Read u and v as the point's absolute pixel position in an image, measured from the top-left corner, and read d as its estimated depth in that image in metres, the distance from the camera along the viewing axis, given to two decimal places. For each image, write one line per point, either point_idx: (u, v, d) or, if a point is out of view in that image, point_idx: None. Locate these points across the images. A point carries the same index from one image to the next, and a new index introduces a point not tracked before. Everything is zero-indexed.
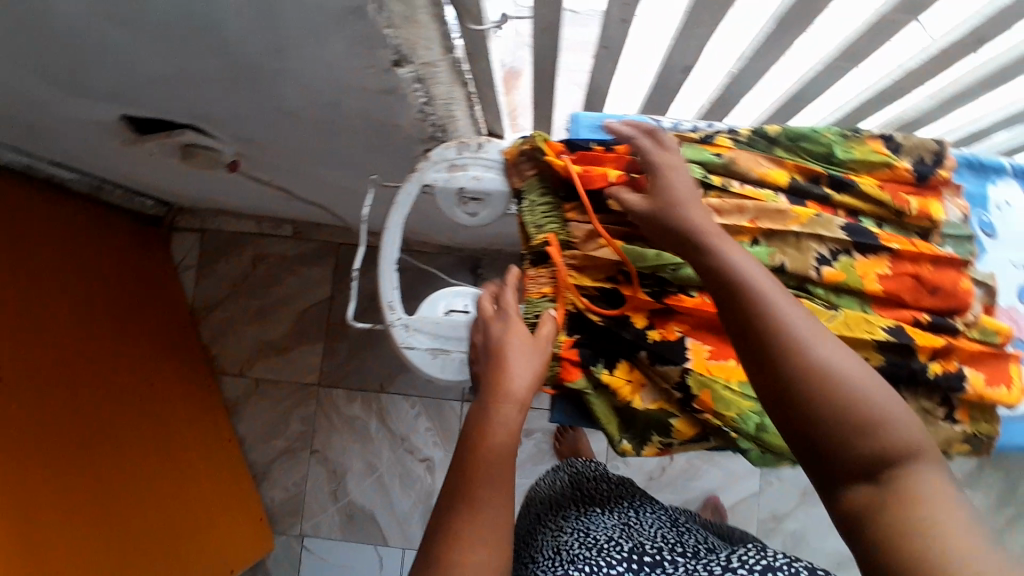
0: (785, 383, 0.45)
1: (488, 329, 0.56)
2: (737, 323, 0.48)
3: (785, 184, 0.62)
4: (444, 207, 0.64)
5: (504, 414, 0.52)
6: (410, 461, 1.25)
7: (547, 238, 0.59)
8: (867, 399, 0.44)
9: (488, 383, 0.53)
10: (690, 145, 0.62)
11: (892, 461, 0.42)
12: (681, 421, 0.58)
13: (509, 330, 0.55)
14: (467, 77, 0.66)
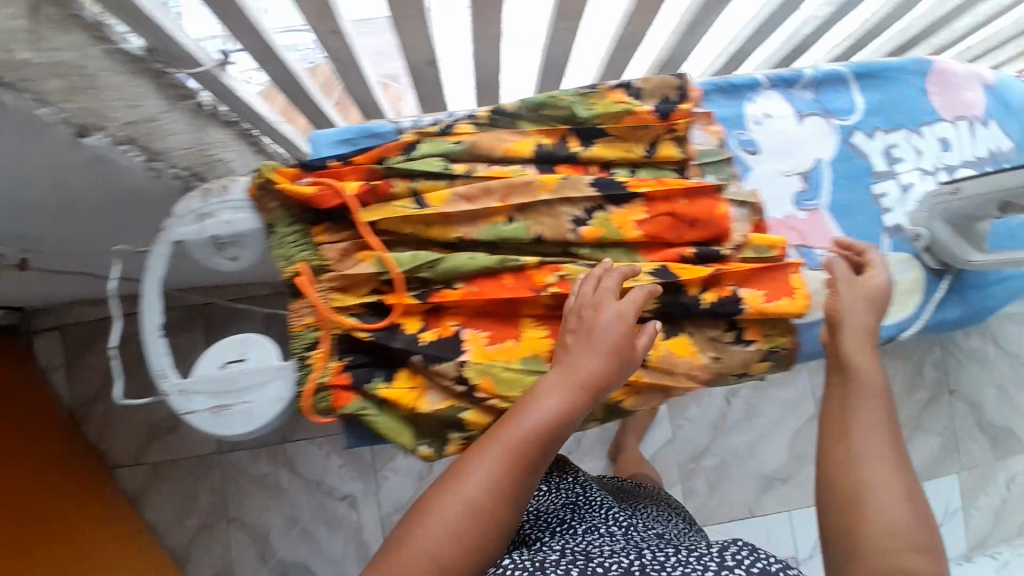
0: (861, 441, 0.52)
1: (600, 302, 0.54)
2: (848, 402, 0.55)
3: (533, 153, 0.62)
4: (201, 258, 0.61)
5: (541, 404, 0.50)
6: (331, 502, 1.23)
7: (299, 268, 0.57)
8: (878, 428, 0.53)
9: (562, 367, 0.51)
10: (428, 138, 0.61)
11: (869, 480, 0.50)
12: (472, 413, 0.58)
13: (622, 312, 0.53)
14: (237, 119, 0.70)
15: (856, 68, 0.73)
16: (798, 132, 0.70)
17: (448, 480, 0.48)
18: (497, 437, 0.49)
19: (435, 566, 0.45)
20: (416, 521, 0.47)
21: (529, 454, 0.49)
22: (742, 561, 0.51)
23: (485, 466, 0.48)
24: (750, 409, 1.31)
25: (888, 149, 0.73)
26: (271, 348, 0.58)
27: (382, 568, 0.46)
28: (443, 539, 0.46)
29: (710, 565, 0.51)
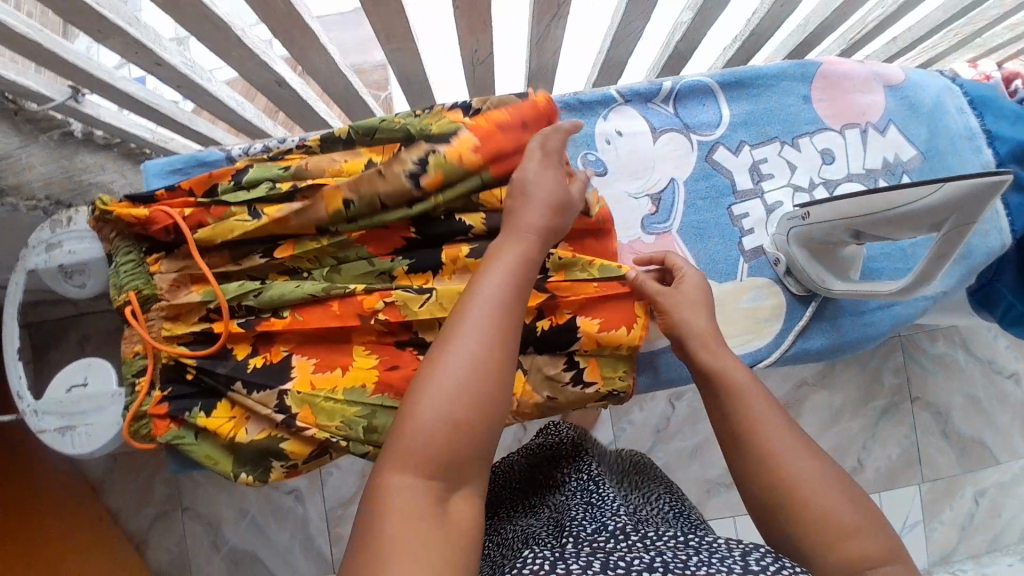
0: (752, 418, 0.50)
1: (542, 186, 0.57)
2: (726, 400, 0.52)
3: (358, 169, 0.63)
4: (53, 285, 0.65)
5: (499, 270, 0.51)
6: (279, 495, 1.29)
7: (129, 297, 0.58)
8: (777, 422, 0.49)
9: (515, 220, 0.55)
10: (257, 164, 0.62)
11: (799, 476, 0.46)
12: (291, 443, 0.59)
13: (562, 197, 0.57)
14: (116, 142, 0.74)
15: (724, 78, 0.71)
16: (653, 151, 0.69)
17: (437, 349, 0.46)
18: (465, 303, 0.48)
19: (452, 421, 0.43)
20: (419, 391, 0.44)
21: (510, 298, 0.49)
22: (768, 567, 0.43)
23: (472, 322, 0.47)
24: (694, 412, 1.33)
25: (756, 165, 0.71)
26: (112, 370, 0.63)
27: (395, 452, 0.42)
28: (459, 388, 0.44)
29: (735, 567, 0.44)
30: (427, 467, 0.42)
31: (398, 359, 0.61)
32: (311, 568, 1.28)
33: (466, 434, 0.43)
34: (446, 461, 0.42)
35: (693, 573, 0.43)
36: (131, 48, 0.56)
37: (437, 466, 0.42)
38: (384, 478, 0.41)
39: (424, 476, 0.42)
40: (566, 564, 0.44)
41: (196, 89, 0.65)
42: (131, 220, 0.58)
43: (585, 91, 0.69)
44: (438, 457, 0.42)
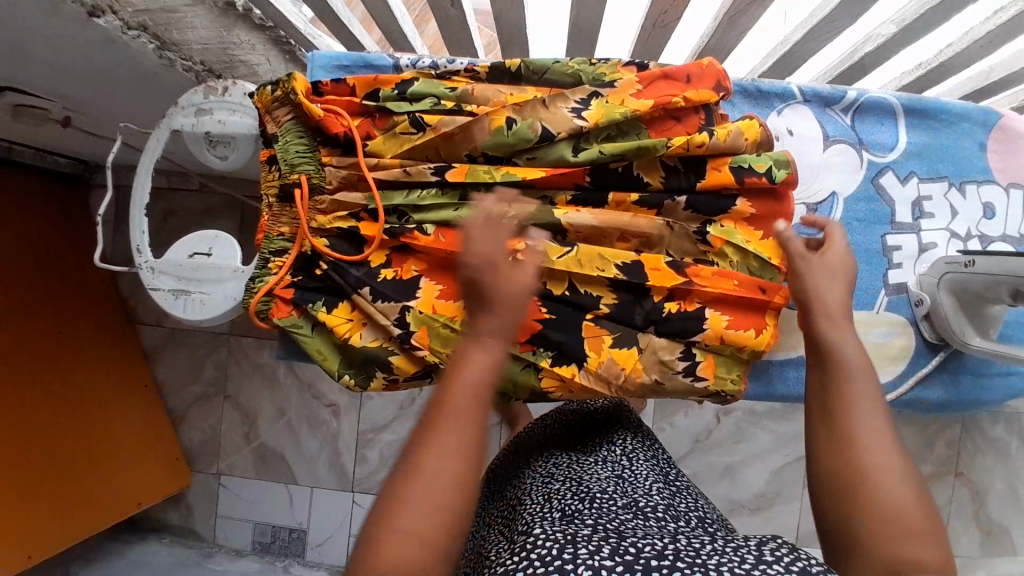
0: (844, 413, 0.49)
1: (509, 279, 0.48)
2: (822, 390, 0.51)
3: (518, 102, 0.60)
4: (196, 151, 0.66)
5: (475, 358, 0.45)
6: (317, 406, 1.31)
7: (300, 179, 0.59)
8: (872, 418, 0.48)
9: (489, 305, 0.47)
10: (424, 78, 0.60)
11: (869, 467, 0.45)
12: (400, 358, 0.60)
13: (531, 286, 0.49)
14: (270, 26, 0.72)
15: (910, 103, 0.67)
16: (820, 159, 0.66)
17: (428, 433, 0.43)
18: (450, 385, 0.44)
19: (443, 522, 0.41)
20: (413, 474, 0.41)
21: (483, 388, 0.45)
22: (782, 558, 0.41)
23: (460, 410, 0.43)
24: (739, 432, 1.31)
25: (919, 200, 0.67)
26: (236, 248, 0.63)
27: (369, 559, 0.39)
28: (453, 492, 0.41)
29: (747, 557, 0.42)
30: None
31: None
32: (331, 481, 1.31)
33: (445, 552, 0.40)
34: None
35: (703, 562, 0.42)
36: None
37: (418, 571, 0.39)
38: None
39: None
40: (575, 548, 0.44)
41: None
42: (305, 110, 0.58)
43: (765, 81, 0.66)
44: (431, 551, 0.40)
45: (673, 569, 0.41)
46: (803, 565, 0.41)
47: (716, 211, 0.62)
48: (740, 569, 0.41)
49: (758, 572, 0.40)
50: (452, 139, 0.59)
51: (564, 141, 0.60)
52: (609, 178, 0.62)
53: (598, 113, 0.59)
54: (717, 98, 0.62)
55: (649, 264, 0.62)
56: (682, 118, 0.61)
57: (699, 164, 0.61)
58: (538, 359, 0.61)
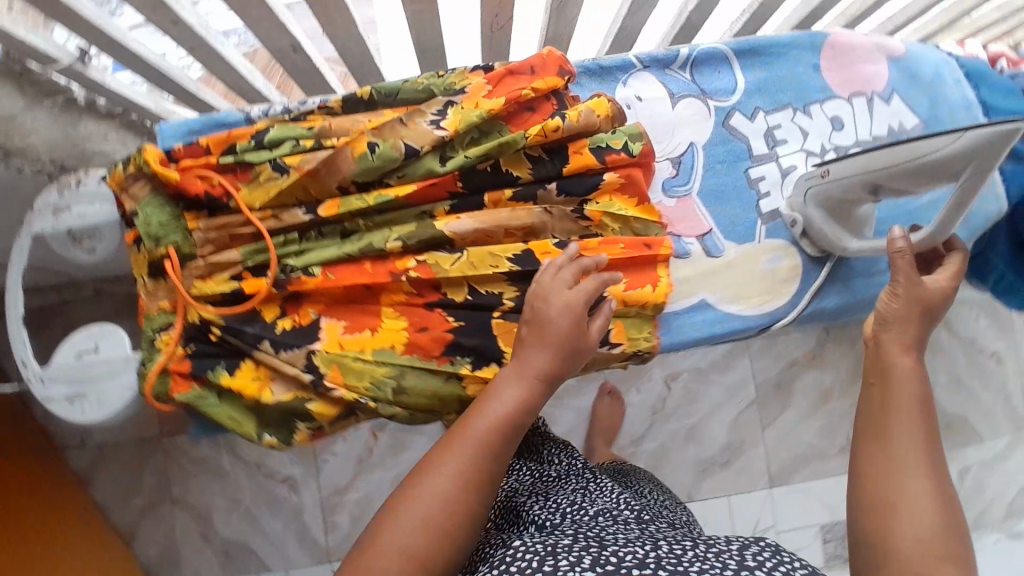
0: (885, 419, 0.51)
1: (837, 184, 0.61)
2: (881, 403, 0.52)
3: (377, 125, 0.61)
4: (63, 250, 0.64)
5: (501, 394, 0.53)
6: (272, 484, 1.26)
7: (168, 252, 0.58)
8: (923, 459, 0.48)
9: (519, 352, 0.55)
10: (279, 124, 0.61)
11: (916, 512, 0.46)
12: (318, 404, 0.59)
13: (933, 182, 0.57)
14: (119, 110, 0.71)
15: (739, 46, 0.73)
16: (673, 116, 0.70)
17: (419, 473, 0.50)
18: (469, 418, 0.52)
19: (413, 562, 0.47)
20: (398, 507, 0.49)
21: (507, 439, 0.52)
22: (763, 564, 0.49)
23: (477, 444, 0.51)
24: (690, 393, 1.34)
25: (770, 131, 0.73)
26: (123, 336, 0.60)
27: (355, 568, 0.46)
28: (418, 530, 0.47)
29: (731, 562, 0.49)
30: None
31: (426, 318, 0.62)
32: (307, 557, 1.25)
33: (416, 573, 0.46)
34: None
35: (684, 569, 0.48)
36: (149, 2, 0.53)
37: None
38: None
39: None
40: (555, 560, 0.48)
41: (209, 49, 0.63)
42: (163, 178, 0.58)
43: (604, 58, 0.70)
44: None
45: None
46: (784, 571, 0.48)
47: (589, 188, 0.64)
48: (724, 574, 0.47)
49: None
50: (318, 175, 0.60)
51: (429, 154, 0.61)
52: (480, 179, 0.63)
53: (457, 121, 0.61)
54: (564, 83, 0.65)
55: (540, 248, 0.63)
56: (536, 107, 0.64)
57: (562, 150, 0.64)
58: (458, 367, 0.62)
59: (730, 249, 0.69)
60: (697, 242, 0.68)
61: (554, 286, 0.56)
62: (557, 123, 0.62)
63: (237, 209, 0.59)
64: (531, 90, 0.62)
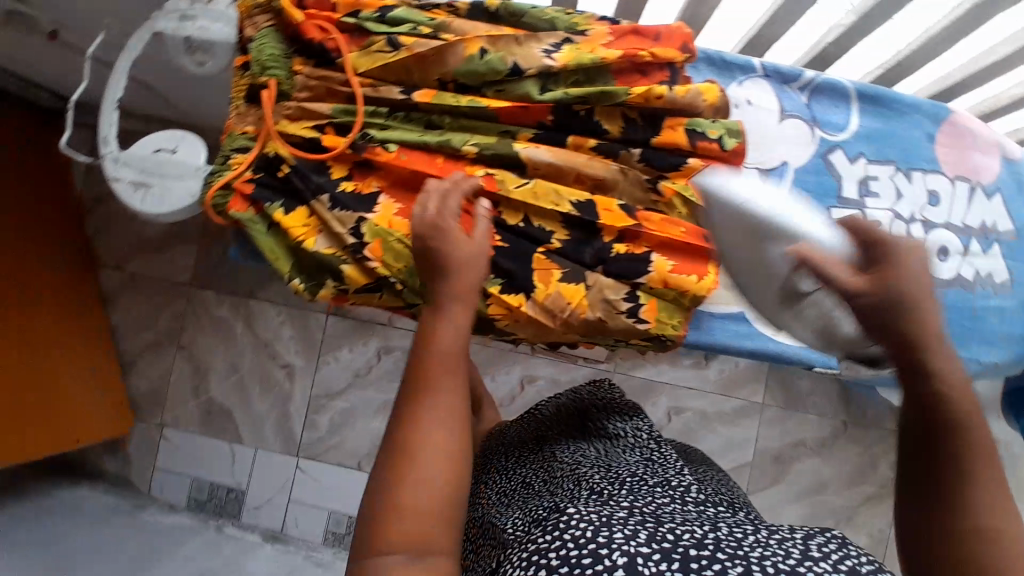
0: (952, 458, 0.49)
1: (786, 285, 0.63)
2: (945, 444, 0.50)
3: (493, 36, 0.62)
4: (173, 54, 0.67)
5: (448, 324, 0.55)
6: (272, 365, 1.30)
7: (268, 82, 0.60)
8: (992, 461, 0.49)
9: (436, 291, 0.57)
10: (406, 6, 0.63)
11: (999, 531, 0.46)
12: (352, 268, 0.61)
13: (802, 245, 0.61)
14: None
15: (863, 89, 0.72)
16: (776, 131, 0.69)
17: (408, 418, 0.51)
18: (419, 363, 0.54)
19: (429, 506, 0.48)
20: (399, 466, 0.49)
21: (451, 360, 0.54)
22: (830, 557, 0.49)
23: (439, 377, 0.53)
24: (689, 432, 1.30)
25: (866, 179, 0.71)
26: (201, 147, 0.64)
27: (379, 529, 0.47)
28: (434, 472, 0.49)
29: (793, 551, 0.49)
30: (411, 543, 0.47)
31: (475, 229, 0.63)
32: (278, 444, 1.29)
33: (438, 515, 0.48)
34: (426, 541, 0.47)
35: (744, 554, 0.48)
36: None
37: (422, 534, 0.47)
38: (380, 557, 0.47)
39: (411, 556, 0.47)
40: (610, 532, 0.50)
41: None
42: (288, 16, 0.60)
43: (729, 54, 0.70)
44: (422, 533, 0.47)
45: (713, 560, 0.48)
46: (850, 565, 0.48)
47: (671, 165, 0.64)
48: (783, 564, 0.47)
49: (802, 568, 0.47)
50: (425, 61, 0.61)
51: (531, 79, 0.62)
52: (570, 121, 0.63)
53: (568, 58, 0.62)
54: (683, 61, 0.65)
55: (603, 204, 0.64)
56: (647, 73, 0.64)
57: (657, 121, 0.64)
58: (488, 284, 0.63)
59: None
60: None
61: (427, 202, 0.58)
62: (661, 93, 0.62)
63: (342, 68, 0.62)
64: (648, 54, 0.63)
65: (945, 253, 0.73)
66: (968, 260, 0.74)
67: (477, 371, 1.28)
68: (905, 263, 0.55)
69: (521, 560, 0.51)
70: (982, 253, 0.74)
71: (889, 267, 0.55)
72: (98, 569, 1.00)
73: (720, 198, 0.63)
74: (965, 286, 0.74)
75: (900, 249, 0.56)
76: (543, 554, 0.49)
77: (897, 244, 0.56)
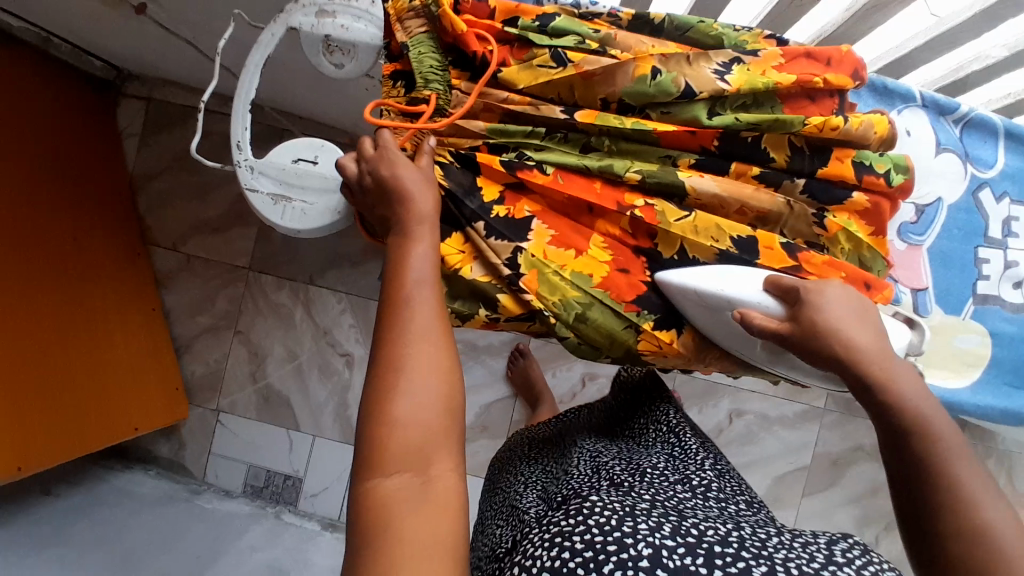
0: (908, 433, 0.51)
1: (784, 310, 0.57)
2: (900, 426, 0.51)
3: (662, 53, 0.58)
4: (309, 54, 0.63)
5: (415, 247, 0.52)
6: (331, 353, 1.27)
7: (427, 97, 0.57)
8: (963, 452, 0.49)
9: (394, 219, 0.53)
10: (566, 15, 0.59)
11: (995, 525, 0.46)
12: (507, 298, 0.58)
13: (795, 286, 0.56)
14: None
15: (1012, 127, 0.69)
16: (931, 163, 0.67)
17: (391, 331, 0.48)
18: (399, 285, 0.50)
19: (427, 432, 0.45)
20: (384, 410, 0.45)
21: (422, 284, 0.50)
22: (853, 562, 0.48)
23: (412, 296, 0.49)
24: (749, 434, 1.31)
25: (1008, 220, 0.69)
26: (342, 157, 0.60)
27: (369, 460, 0.45)
28: (432, 404, 0.46)
29: (817, 556, 0.48)
30: (400, 461, 0.44)
31: (629, 263, 0.61)
32: (337, 432, 1.27)
33: (438, 441, 0.45)
34: (425, 462, 0.44)
35: (769, 554, 0.48)
36: None
37: (422, 468, 0.44)
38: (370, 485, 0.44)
39: (398, 472, 0.44)
40: (634, 521, 0.49)
41: None
42: (449, 24, 0.56)
43: (890, 78, 0.66)
44: (416, 454, 0.44)
45: (738, 557, 0.47)
46: (872, 571, 0.47)
47: (833, 199, 0.61)
48: (808, 566, 0.47)
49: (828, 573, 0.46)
50: (591, 80, 0.58)
51: (702, 101, 0.59)
52: (736, 147, 0.60)
53: (742, 80, 0.58)
54: (853, 86, 0.62)
55: (764, 240, 0.60)
56: (817, 99, 0.61)
57: (825, 151, 0.60)
58: (641, 320, 0.60)
59: (935, 314, 0.67)
60: (911, 294, 0.66)
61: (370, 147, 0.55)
62: (837, 123, 0.58)
63: (502, 82, 0.58)
64: (824, 79, 0.59)
65: None
66: None
67: (540, 367, 1.27)
68: (817, 314, 0.54)
69: (542, 542, 0.50)
70: None
71: (814, 312, 0.54)
72: (169, 562, 1.00)
73: (682, 286, 0.58)
74: None
75: (809, 295, 0.55)
76: (566, 535, 0.48)
77: (799, 292, 0.55)
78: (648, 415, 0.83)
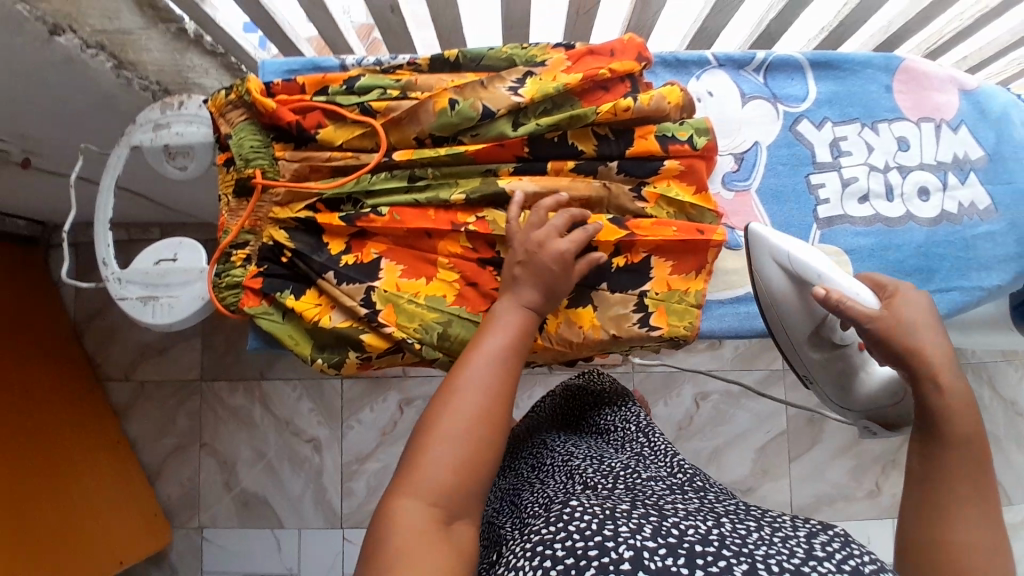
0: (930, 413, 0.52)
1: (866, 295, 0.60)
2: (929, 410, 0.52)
3: (458, 83, 0.64)
4: (156, 164, 0.68)
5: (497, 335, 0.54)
6: (297, 442, 1.30)
7: (254, 172, 0.62)
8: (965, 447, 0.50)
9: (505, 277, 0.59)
10: (370, 74, 0.65)
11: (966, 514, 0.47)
12: (370, 336, 0.62)
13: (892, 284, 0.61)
14: (221, 52, 0.75)
15: (815, 57, 0.75)
16: (740, 114, 0.73)
17: (452, 390, 0.50)
18: (466, 357, 0.53)
19: (465, 469, 0.47)
20: (426, 443, 0.48)
21: (505, 359, 0.53)
22: (833, 555, 0.43)
23: (486, 348, 0.53)
24: (719, 415, 1.34)
25: (836, 141, 0.74)
26: (197, 249, 0.64)
27: (407, 483, 0.46)
28: (465, 440, 0.48)
29: (797, 550, 0.43)
30: (431, 497, 0.46)
31: (477, 275, 0.64)
32: (321, 519, 1.28)
33: (469, 469, 0.48)
34: (453, 502, 0.46)
35: (750, 551, 0.43)
36: None
37: (442, 488, 0.46)
38: (400, 502, 0.45)
39: (427, 502, 0.45)
40: (615, 524, 0.45)
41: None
42: (261, 107, 0.62)
43: (681, 52, 0.73)
44: (442, 490, 0.46)
45: (718, 556, 0.42)
46: (856, 564, 0.42)
47: (649, 171, 0.66)
48: (788, 563, 0.42)
49: (808, 568, 0.42)
50: (399, 123, 0.64)
51: (503, 118, 0.64)
52: (547, 148, 0.65)
53: (534, 88, 0.64)
54: (641, 68, 0.67)
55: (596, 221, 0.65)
56: (610, 87, 0.66)
57: (628, 132, 0.66)
58: None
59: None
60: None
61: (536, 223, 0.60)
62: (627, 104, 0.64)
63: (322, 144, 0.64)
64: (608, 68, 0.64)
65: (925, 193, 0.75)
66: (949, 194, 0.75)
67: None
68: (902, 308, 0.57)
69: (522, 552, 0.45)
70: (960, 184, 0.75)
71: (903, 304, 0.58)
72: None
73: (759, 242, 0.65)
74: (951, 219, 0.74)
75: (895, 294, 0.60)
76: (546, 544, 0.44)
77: (891, 290, 0.60)
78: (611, 412, 0.79)
